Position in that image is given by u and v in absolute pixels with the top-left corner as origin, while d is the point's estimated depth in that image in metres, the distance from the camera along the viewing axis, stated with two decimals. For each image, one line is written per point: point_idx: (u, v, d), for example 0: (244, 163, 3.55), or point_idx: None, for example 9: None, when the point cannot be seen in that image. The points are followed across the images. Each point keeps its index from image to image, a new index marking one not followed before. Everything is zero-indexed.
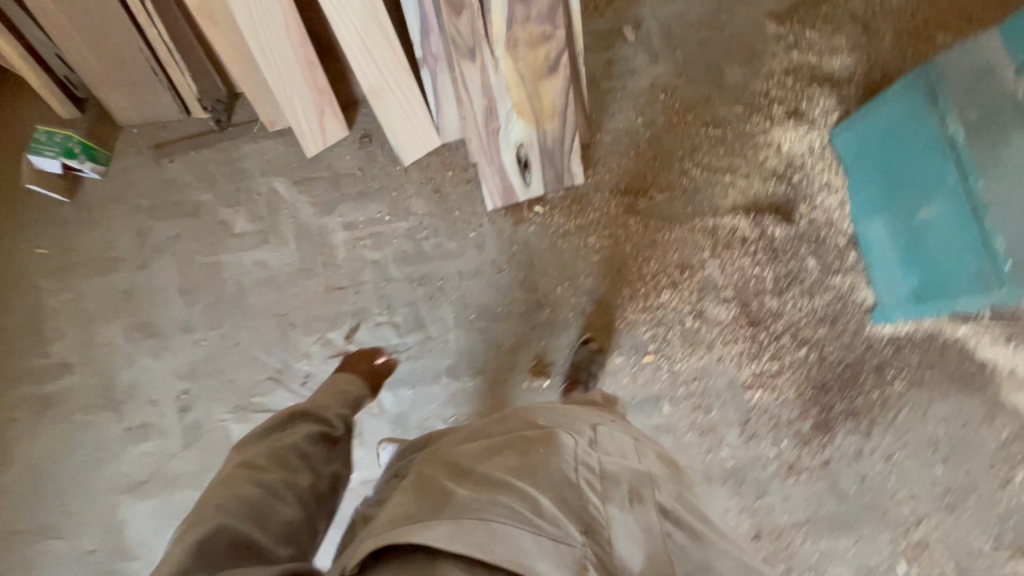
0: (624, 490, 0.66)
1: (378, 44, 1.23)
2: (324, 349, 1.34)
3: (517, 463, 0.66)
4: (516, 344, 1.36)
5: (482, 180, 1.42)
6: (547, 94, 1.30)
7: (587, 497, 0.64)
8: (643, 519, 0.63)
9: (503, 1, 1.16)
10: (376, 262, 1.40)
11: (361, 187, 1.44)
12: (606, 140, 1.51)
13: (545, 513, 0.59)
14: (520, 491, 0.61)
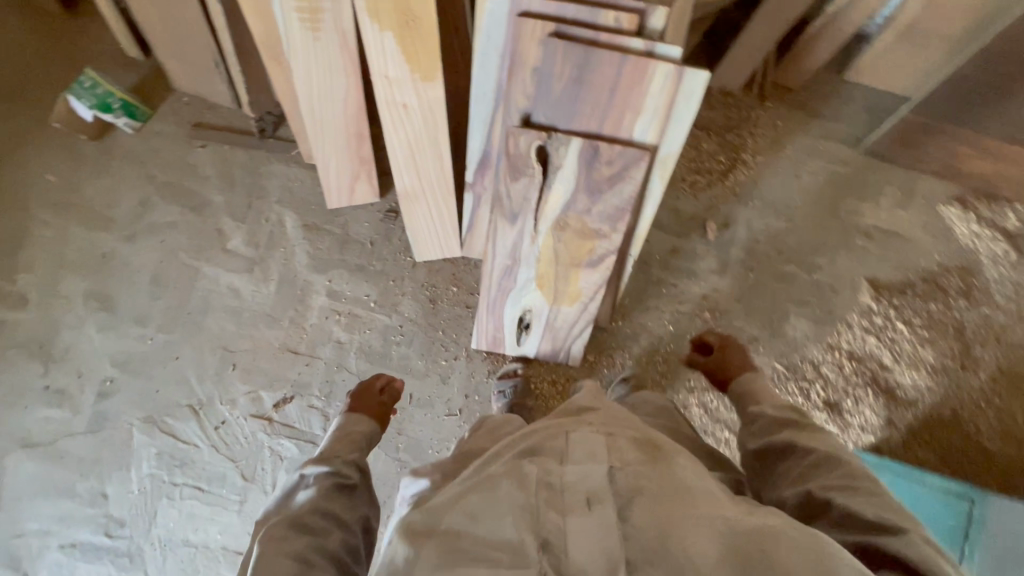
0: (583, 494, 0.56)
1: (427, 159, 1.10)
2: (250, 405, 1.30)
3: (481, 499, 0.56)
4: None
5: (477, 318, 1.31)
6: (576, 281, 1.17)
7: (545, 505, 0.55)
8: (603, 509, 0.55)
9: (568, 186, 1.03)
10: (340, 344, 1.33)
11: (362, 261, 1.35)
12: (624, 332, 1.36)
13: (504, 547, 0.51)
14: (486, 529, 0.53)
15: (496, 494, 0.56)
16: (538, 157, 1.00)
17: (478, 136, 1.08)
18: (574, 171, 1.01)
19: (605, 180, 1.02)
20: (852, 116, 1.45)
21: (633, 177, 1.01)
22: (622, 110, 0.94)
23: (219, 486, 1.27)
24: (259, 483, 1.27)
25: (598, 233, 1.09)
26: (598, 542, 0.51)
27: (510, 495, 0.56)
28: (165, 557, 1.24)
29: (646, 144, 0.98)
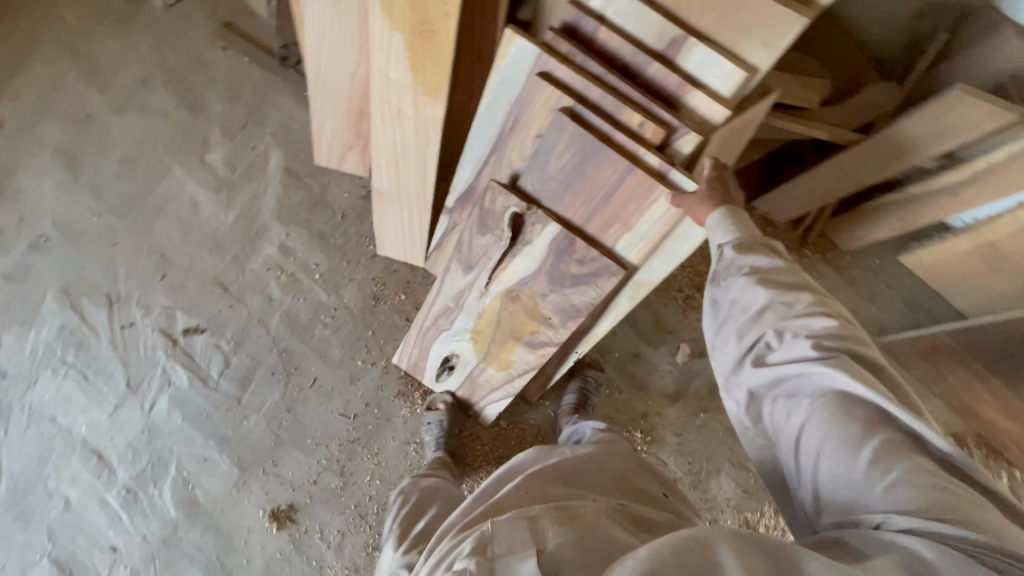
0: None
1: (409, 169, 1.02)
2: (162, 320, 1.28)
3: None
4: (288, 479, 1.26)
5: (407, 336, 1.24)
6: (509, 352, 1.08)
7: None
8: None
9: (531, 264, 0.93)
10: (269, 299, 1.29)
11: (326, 229, 1.32)
12: (544, 412, 1.29)
13: None
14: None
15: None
16: (511, 224, 0.89)
17: (466, 171, 0.96)
18: (542, 253, 0.90)
19: (570, 276, 0.91)
20: (883, 301, 1.30)
21: (598, 286, 0.91)
22: (612, 218, 0.84)
23: (103, 382, 1.27)
24: (139, 395, 1.27)
25: (546, 320, 0.99)
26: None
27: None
28: (28, 425, 1.25)
29: (626, 261, 0.88)
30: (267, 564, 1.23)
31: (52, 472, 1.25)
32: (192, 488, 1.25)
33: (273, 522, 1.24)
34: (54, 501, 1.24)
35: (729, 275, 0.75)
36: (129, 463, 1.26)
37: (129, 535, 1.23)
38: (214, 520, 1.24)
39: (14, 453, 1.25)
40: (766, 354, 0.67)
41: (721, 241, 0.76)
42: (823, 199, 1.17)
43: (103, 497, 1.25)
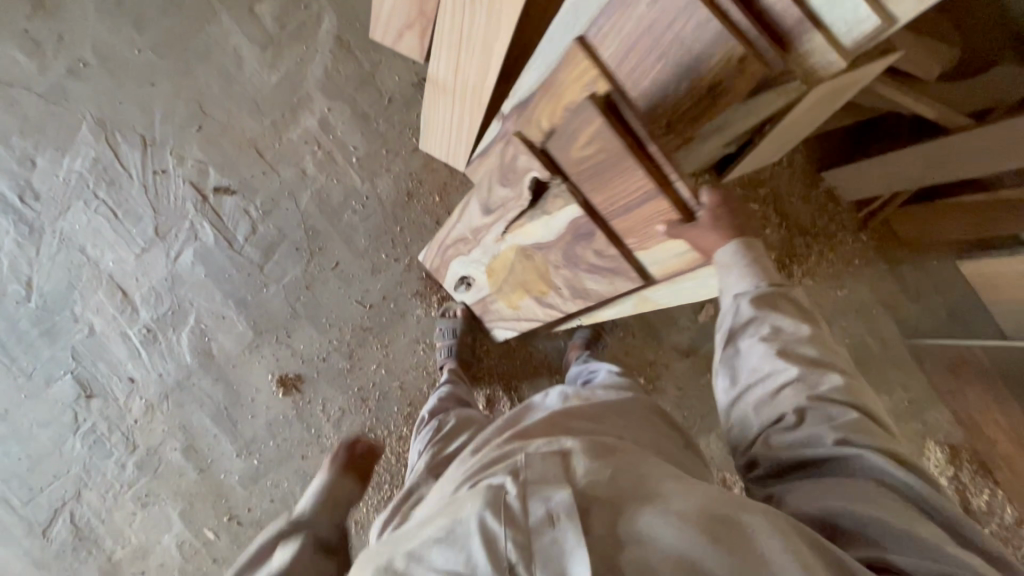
0: (546, 508, 0.48)
1: (470, 66, 0.96)
2: (194, 173, 1.26)
3: (444, 525, 0.50)
4: (299, 352, 1.31)
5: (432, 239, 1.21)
6: (518, 297, 1.10)
7: (508, 527, 0.47)
8: (572, 528, 0.47)
9: (548, 231, 0.91)
10: (303, 174, 1.26)
11: (370, 112, 1.25)
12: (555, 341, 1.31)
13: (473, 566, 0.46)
14: (452, 555, 0.47)
15: (456, 520, 0.50)
16: (532, 186, 0.88)
17: (534, 74, 0.89)
18: (559, 228, 0.89)
19: (586, 260, 0.89)
20: (918, 304, 1.27)
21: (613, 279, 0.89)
22: (632, 230, 0.79)
23: (131, 224, 1.28)
24: (165, 243, 1.29)
25: (559, 280, 0.99)
26: (576, 562, 0.45)
27: (469, 517, 0.49)
28: (58, 250, 1.29)
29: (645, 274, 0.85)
30: (270, 423, 1.34)
31: (80, 298, 1.31)
32: (208, 341, 1.32)
33: (280, 388, 1.32)
34: (80, 325, 1.32)
35: (746, 331, 0.73)
36: (151, 305, 1.31)
37: (148, 369, 1.33)
38: (225, 374, 1.33)
39: (45, 273, 1.30)
40: (781, 436, 0.67)
41: (736, 291, 0.74)
42: (902, 184, 1.09)
43: (125, 332, 1.32)
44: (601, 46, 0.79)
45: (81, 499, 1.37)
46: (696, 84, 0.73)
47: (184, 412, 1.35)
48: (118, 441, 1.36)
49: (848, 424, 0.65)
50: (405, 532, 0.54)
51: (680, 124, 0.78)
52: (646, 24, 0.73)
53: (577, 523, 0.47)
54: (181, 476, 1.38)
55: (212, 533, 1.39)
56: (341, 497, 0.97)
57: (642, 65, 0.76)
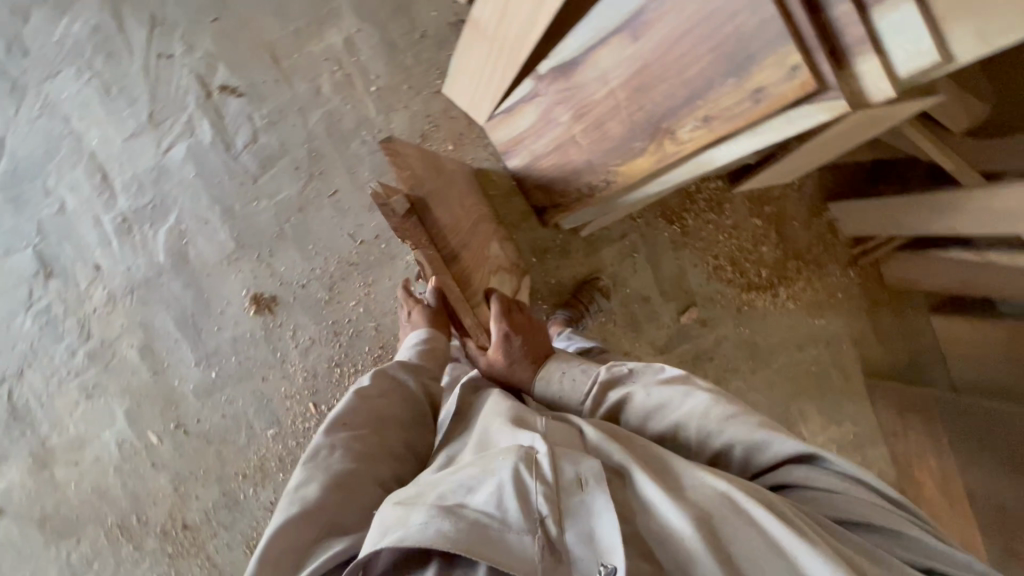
0: (576, 471, 0.62)
1: (516, 19, 0.93)
2: (201, 67, 1.19)
3: (478, 473, 0.63)
4: (279, 273, 1.28)
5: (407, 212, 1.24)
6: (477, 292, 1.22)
7: (537, 481, 0.61)
8: (599, 488, 0.60)
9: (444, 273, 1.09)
10: (318, 92, 1.20)
11: (398, 42, 1.18)
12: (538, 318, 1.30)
13: (527, 501, 0.59)
14: (488, 497, 0.59)
15: (488, 468, 0.62)
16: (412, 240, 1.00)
17: (580, 39, 0.88)
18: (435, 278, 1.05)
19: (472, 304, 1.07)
20: (885, 346, 1.33)
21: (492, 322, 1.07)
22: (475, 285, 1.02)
23: (124, 105, 1.21)
24: (157, 132, 1.22)
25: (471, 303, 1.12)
26: (602, 520, 0.57)
27: (504, 470, 0.62)
28: (40, 115, 1.21)
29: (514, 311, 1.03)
30: (235, 338, 1.31)
31: (55, 171, 1.23)
32: (185, 243, 1.26)
33: (252, 306, 1.29)
34: (51, 200, 1.25)
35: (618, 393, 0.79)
36: (131, 194, 1.24)
37: (116, 260, 1.27)
38: (198, 281, 1.28)
39: (20, 137, 1.22)
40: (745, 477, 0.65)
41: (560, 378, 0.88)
42: (897, 228, 1.12)
43: (98, 217, 1.25)
44: (657, 22, 0.77)
45: (23, 380, 1.34)
46: (742, 84, 0.73)
47: (147, 311, 1.30)
48: (72, 327, 1.31)
49: (763, 445, 0.64)
50: (432, 478, 0.66)
51: (714, 122, 0.78)
52: (708, 8, 0.71)
53: (603, 489, 0.60)
54: (132, 374, 1.34)
55: (155, 438, 1.37)
56: (399, 414, 0.86)
57: (693, 51, 0.75)
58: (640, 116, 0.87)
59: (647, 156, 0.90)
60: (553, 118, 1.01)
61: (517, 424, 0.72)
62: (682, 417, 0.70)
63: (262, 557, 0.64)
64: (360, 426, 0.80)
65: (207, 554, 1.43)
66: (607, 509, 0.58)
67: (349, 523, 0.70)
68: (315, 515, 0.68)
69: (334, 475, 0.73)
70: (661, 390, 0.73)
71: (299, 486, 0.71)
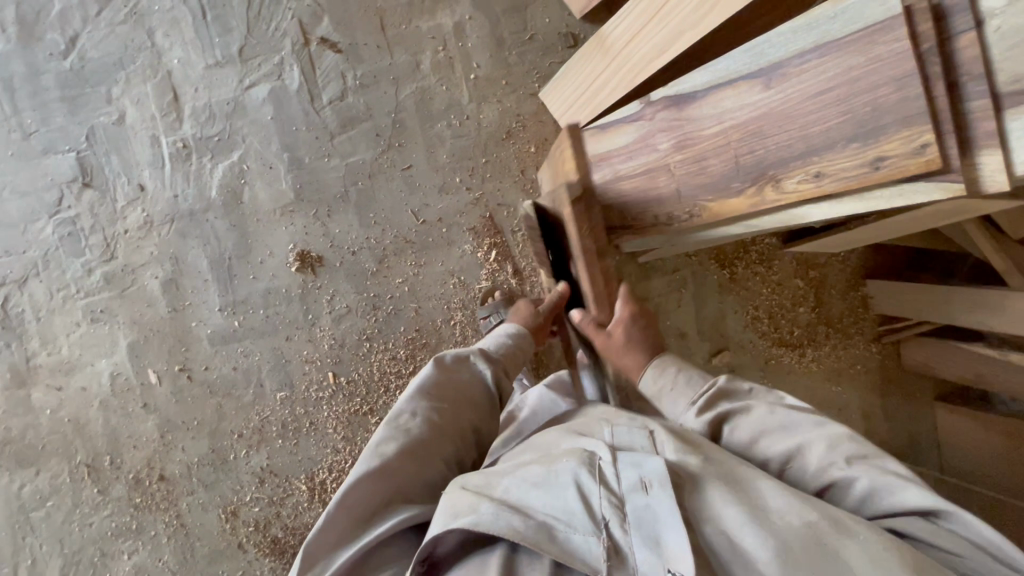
0: (638, 474, 0.56)
1: (647, 43, 0.98)
2: (306, 14, 1.18)
3: (541, 472, 0.59)
4: (332, 234, 1.25)
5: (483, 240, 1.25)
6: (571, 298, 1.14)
7: (598, 482, 0.56)
8: (664, 492, 0.54)
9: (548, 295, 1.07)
10: (416, 67, 1.21)
11: (507, 39, 1.21)
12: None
13: (590, 499, 0.55)
14: (550, 497, 0.56)
15: (553, 465, 0.59)
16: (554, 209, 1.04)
17: (707, 75, 0.93)
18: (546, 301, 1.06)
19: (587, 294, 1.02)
20: (889, 423, 1.40)
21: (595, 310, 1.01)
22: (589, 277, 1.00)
23: (216, 32, 1.18)
24: (243, 67, 1.19)
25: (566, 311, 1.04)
26: (668, 525, 0.52)
27: (567, 468, 0.58)
28: (124, 20, 1.17)
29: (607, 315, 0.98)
30: (269, 291, 1.26)
31: (123, 81, 1.18)
32: (242, 184, 1.22)
33: (296, 262, 1.25)
34: (111, 109, 1.19)
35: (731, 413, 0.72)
36: (200, 122, 1.20)
37: (164, 186, 1.22)
38: (245, 224, 1.24)
39: (97, 38, 1.17)
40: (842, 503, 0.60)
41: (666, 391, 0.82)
42: (929, 315, 1.20)
43: (158, 137, 1.20)
44: (795, 76, 0.83)
45: (25, 288, 1.25)
46: (864, 150, 0.78)
47: (182, 244, 1.24)
48: (95, 243, 1.24)
49: (882, 487, 0.59)
50: (500, 469, 0.63)
51: (825, 179, 0.83)
52: (853, 75, 0.77)
53: (669, 493, 0.54)
54: (148, 305, 1.26)
55: (154, 377, 1.29)
56: (474, 395, 0.80)
57: (824, 110, 0.80)
58: (747, 160, 0.91)
59: (742, 199, 0.94)
60: (651, 143, 1.04)
61: (580, 432, 0.68)
62: (806, 440, 0.65)
63: (334, 509, 0.63)
64: (439, 399, 0.76)
65: (179, 510, 1.33)
66: (673, 517, 0.52)
67: (415, 494, 0.67)
68: (383, 479, 0.66)
69: (411, 441, 0.70)
70: (783, 415, 0.68)
71: (379, 442, 0.69)
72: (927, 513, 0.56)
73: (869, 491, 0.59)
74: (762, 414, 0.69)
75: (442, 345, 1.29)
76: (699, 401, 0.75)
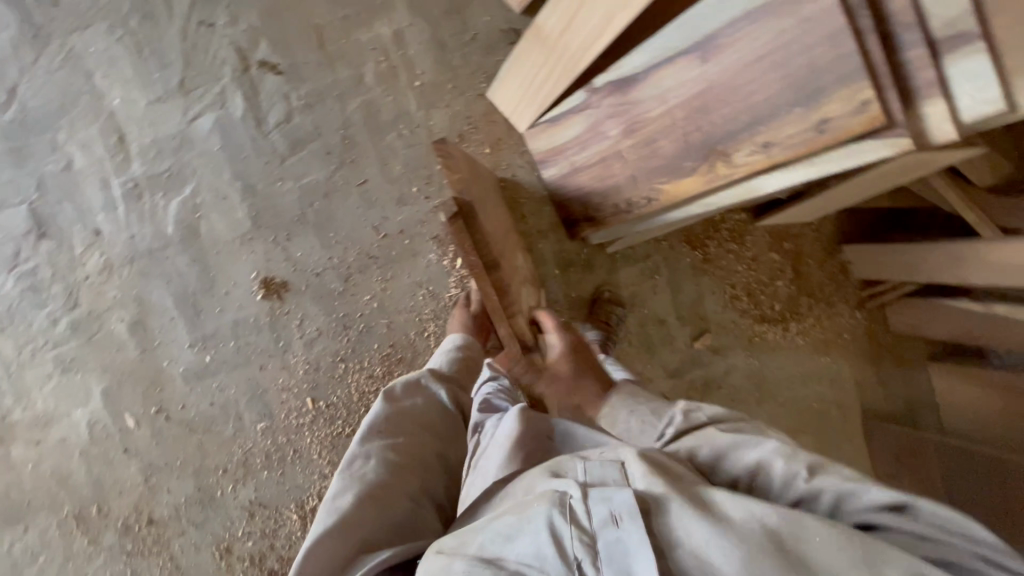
0: (607, 508, 0.52)
1: (582, 29, 0.96)
2: (242, 40, 1.16)
3: (512, 519, 0.54)
4: (294, 259, 1.23)
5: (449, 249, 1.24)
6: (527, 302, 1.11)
7: (571, 525, 0.51)
8: (634, 523, 0.50)
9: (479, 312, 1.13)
10: (360, 80, 1.19)
11: (448, 43, 1.19)
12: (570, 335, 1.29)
13: (562, 548, 0.50)
14: (521, 545, 0.51)
15: (524, 511, 0.54)
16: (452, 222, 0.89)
17: (643, 57, 0.90)
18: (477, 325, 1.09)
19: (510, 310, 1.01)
20: (884, 389, 1.37)
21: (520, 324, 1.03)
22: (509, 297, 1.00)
23: (154, 68, 1.16)
24: (186, 100, 1.17)
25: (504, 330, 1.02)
26: (643, 562, 0.48)
27: (537, 515, 0.52)
28: (61, 66, 1.15)
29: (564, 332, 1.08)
30: (237, 322, 1.24)
31: (66, 127, 1.17)
32: (198, 217, 1.21)
33: (261, 290, 1.23)
34: (58, 156, 1.18)
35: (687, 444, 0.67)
36: (148, 160, 1.19)
37: (120, 227, 1.21)
38: (205, 258, 1.22)
39: (35, 86, 1.16)
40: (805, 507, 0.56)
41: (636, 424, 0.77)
42: (910, 275, 1.17)
43: (108, 179, 1.19)
44: (729, 47, 0.80)
45: None
46: (808, 113, 0.75)
47: (145, 284, 1.23)
48: (57, 293, 1.22)
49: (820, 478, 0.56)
50: (475, 524, 0.57)
51: (773, 148, 0.80)
52: (784, 38, 0.74)
53: (640, 524, 0.50)
54: (117, 350, 1.24)
55: (132, 421, 1.27)
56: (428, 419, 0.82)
57: (762, 78, 0.78)
58: (695, 138, 0.89)
59: (696, 177, 0.92)
60: (602, 131, 1.02)
61: (551, 465, 0.62)
62: (764, 451, 0.60)
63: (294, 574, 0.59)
64: (394, 434, 0.75)
65: (171, 557, 1.28)
66: (644, 549, 0.48)
67: (385, 539, 0.62)
68: (346, 532, 0.62)
69: (368, 486, 0.67)
70: (725, 438, 0.64)
71: (334, 496, 0.65)
72: (885, 505, 0.52)
73: (828, 491, 0.55)
74: (711, 437, 0.66)
75: (419, 358, 1.26)
76: (665, 432, 0.71)
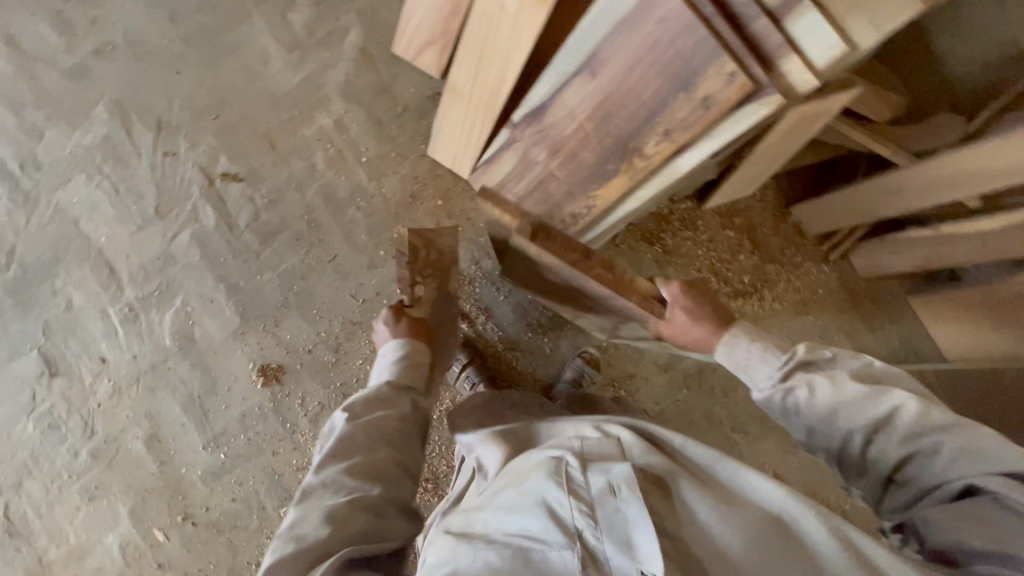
0: (606, 479, 0.60)
1: (489, 75, 1.08)
2: (204, 159, 1.30)
3: (516, 496, 0.62)
4: (285, 342, 1.30)
5: None
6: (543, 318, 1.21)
7: (570, 495, 0.58)
8: (630, 493, 0.57)
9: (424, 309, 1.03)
10: (313, 169, 1.31)
11: (384, 118, 1.32)
12: (558, 353, 1.33)
13: (561, 519, 0.57)
14: (522, 520, 0.58)
15: (525, 488, 0.62)
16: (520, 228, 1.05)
17: (546, 86, 1.00)
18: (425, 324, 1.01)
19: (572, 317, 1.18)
20: (876, 335, 1.38)
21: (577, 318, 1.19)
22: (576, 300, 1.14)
23: (131, 201, 1.29)
24: (164, 223, 1.30)
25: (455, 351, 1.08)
26: (638, 527, 0.55)
27: (541, 486, 0.61)
28: (50, 220, 1.29)
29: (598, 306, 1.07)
30: (244, 415, 1.30)
31: (62, 271, 1.29)
32: (191, 324, 1.30)
33: (260, 378, 1.30)
34: (59, 299, 1.29)
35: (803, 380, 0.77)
36: (138, 283, 1.29)
37: (123, 350, 1.29)
38: (205, 361, 1.30)
39: (30, 241, 1.29)
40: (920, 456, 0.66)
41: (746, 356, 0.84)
42: (856, 218, 1.22)
43: (106, 309, 1.29)
44: (611, 59, 0.90)
45: (21, 490, 1.29)
46: (691, 96, 0.84)
47: (153, 398, 1.30)
48: (75, 425, 1.29)
49: (972, 452, 0.63)
50: (479, 506, 0.67)
51: (674, 133, 0.89)
52: (653, 39, 0.84)
53: (638, 494, 0.57)
54: (137, 467, 1.30)
55: (161, 535, 1.29)
56: (395, 434, 0.82)
57: (645, 77, 0.87)
58: (609, 142, 0.97)
59: (620, 176, 1.00)
60: (531, 159, 1.10)
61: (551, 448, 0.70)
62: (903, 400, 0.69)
63: None
64: (350, 455, 0.78)
65: None
66: (639, 516, 0.55)
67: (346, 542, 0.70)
68: (311, 550, 0.68)
69: (328, 509, 0.72)
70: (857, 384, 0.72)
71: (293, 523, 0.71)
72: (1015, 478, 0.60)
73: (962, 452, 0.63)
74: (837, 385, 0.73)
75: None
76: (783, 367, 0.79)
